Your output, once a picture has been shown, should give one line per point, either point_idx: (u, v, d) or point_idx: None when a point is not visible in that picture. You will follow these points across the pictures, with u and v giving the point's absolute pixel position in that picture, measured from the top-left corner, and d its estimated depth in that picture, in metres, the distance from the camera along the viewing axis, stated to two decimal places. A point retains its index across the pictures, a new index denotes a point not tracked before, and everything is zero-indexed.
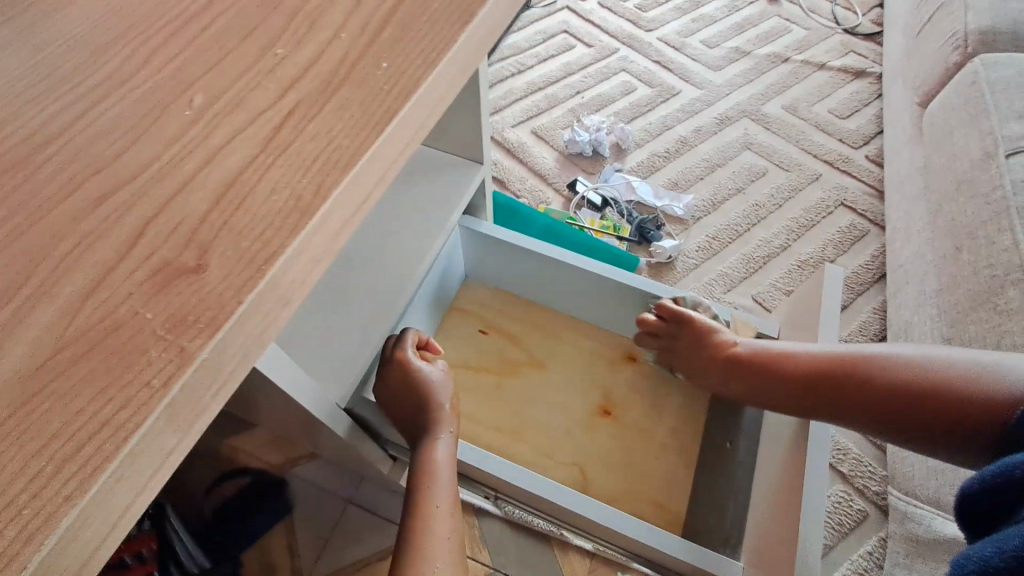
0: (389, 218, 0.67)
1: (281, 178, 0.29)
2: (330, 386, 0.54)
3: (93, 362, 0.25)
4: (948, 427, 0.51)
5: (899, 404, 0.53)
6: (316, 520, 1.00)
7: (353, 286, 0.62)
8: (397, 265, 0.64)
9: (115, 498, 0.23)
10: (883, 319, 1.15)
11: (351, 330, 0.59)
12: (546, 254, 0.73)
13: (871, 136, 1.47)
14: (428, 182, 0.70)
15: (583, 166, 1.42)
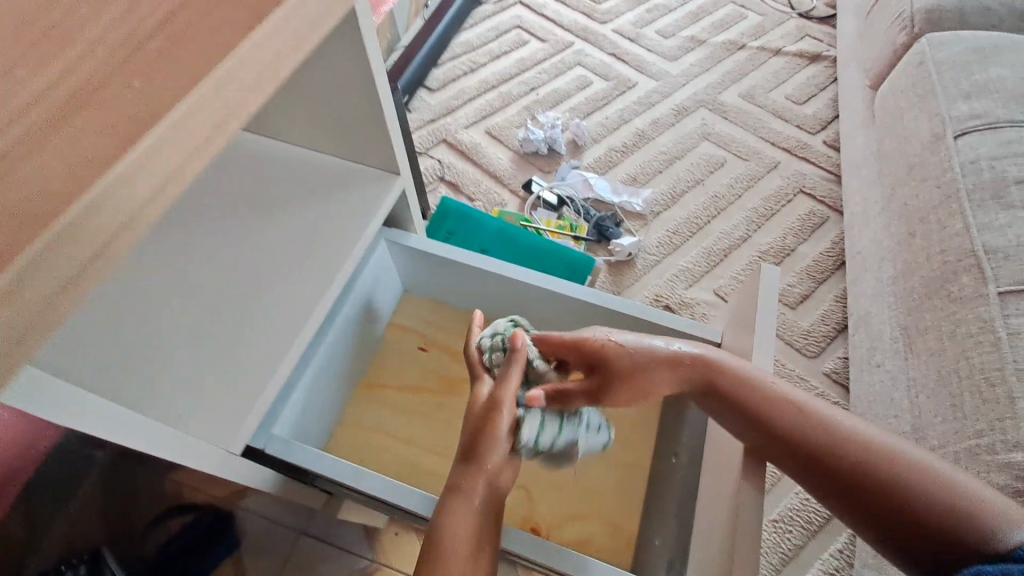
0: (294, 234, 0.60)
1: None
2: (215, 433, 0.47)
3: None
4: (899, 522, 0.47)
5: (873, 494, 0.48)
6: (269, 553, 0.97)
7: (243, 318, 0.55)
8: (302, 288, 0.57)
9: None
10: (845, 307, 1.13)
11: (244, 370, 0.51)
12: (480, 266, 0.69)
13: (828, 121, 1.46)
14: (341, 192, 0.63)
15: (538, 164, 1.38)
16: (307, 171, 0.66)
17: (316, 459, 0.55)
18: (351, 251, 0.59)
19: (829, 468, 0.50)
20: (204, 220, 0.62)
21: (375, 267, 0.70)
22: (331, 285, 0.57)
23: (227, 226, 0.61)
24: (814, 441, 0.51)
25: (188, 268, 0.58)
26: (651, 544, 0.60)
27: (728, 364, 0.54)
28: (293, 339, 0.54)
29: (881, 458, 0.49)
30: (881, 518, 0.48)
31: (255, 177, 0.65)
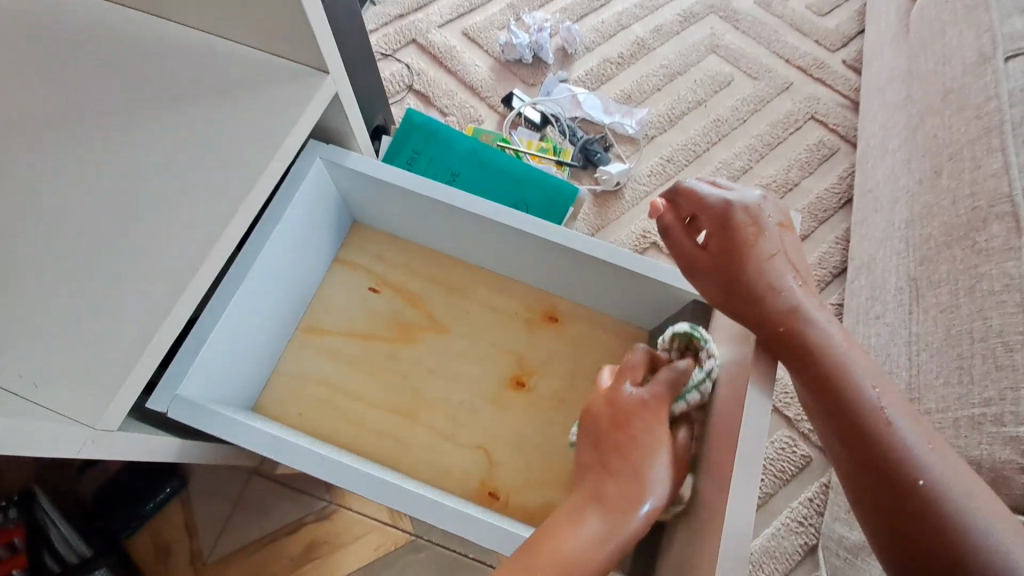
0: (185, 148, 0.47)
1: None
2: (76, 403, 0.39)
3: None
4: (905, 536, 0.44)
5: (899, 489, 0.44)
6: (215, 496, 0.88)
7: (116, 258, 0.43)
8: (192, 224, 0.44)
9: None
10: (845, 250, 1.04)
11: (114, 326, 0.41)
12: (439, 198, 0.57)
13: (851, 36, 1.28)
14: (247, 93, 0.49)
15: (521, 75, 1.21)
16: (202, 55, 0.50)
17: (230, 426, 0.46)
18: (259, 177, 0.46)
19: (867, 445, 0.45)
20: (63, 121, 0.47)
21: (311, 196, 0.57)
22: (230, 220, 0.45)
23: (94, 131, 0.47)
24: (877, 433, 0.44)
25: (42, 186, 0.45)
26: None
27: (814, 323, 0.46)
28: (177, 287, 0.42)
29: (932, 475, 0.44)
30: (895, 526, 0.44)
31: (130, 62, 0.49)
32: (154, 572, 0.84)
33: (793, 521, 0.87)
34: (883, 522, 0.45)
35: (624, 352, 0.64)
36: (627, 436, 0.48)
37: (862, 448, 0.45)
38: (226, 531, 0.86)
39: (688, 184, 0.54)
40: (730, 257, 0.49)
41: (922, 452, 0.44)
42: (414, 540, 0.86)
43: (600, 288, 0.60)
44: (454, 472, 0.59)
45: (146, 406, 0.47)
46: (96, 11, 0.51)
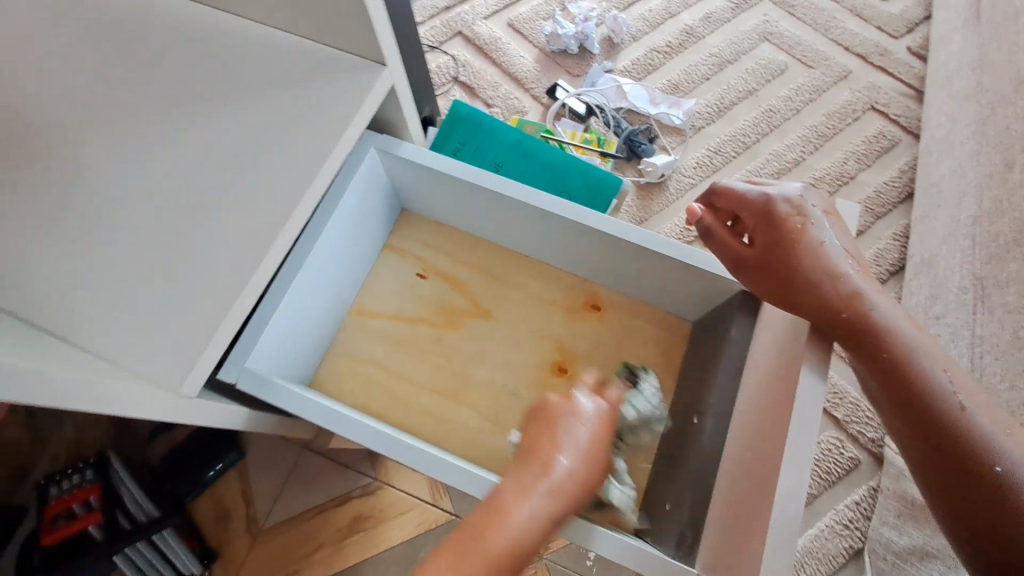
0: (252, 137, 0.49)
1: None
2: (161, 372, 0.42)
3: None
4: (981, 518, 0.45)
5: (975, 474, 0.44)
6: (270, 467, 0.93)
7: (191, 238, 0.46)
8: (259, 209, 0.47)
9: None
10: (902, 247, 0.99)
11: (192, 302, 0.44)
12: (488, 186, 0.58)
13: (917, 22, 1.21)
14: (310, 85, 0.51)
15: (566, 66, 1.20)
16: (268, 48, 0.52)
17: (292, 400, 0.49)
18: (322, 165, 0.49)
19: (939, 434, 0.45)
20: (140, 109, 0.50)
21: (365, 184, 0.60)
22: (295, 205, 0.47)
23: (169, 118, 0.50)
24: (949, 422, 0.44)
25: (124, 169, 0.48)
26: (660, 507, 0.54)
27: (878, 314, 0.46)
28: (248, 268, 0.46)
29: (996, 447, 0.44)
30: (969, 508, 0.45)
31: (199, 54, 0.52)
32: (215, 534, 0.90)
33: (838, 523, 0.85)
34: (958, 506, 0.46)
35: (666, 343, 0.64)
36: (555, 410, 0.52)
37: (923, 429, 0.45)
38: (279, 501, 0.92)
39: (724, 183, 0.53)
40: (778, 250, 0.48)
41: (997, 437, 0.44)
42: (453, 519, 0.89)
43: (644, 277, 0.60)
44: (496, 454, 0.60)
45: (216, 377, 0.50)
46: (168, 4, 0.54)
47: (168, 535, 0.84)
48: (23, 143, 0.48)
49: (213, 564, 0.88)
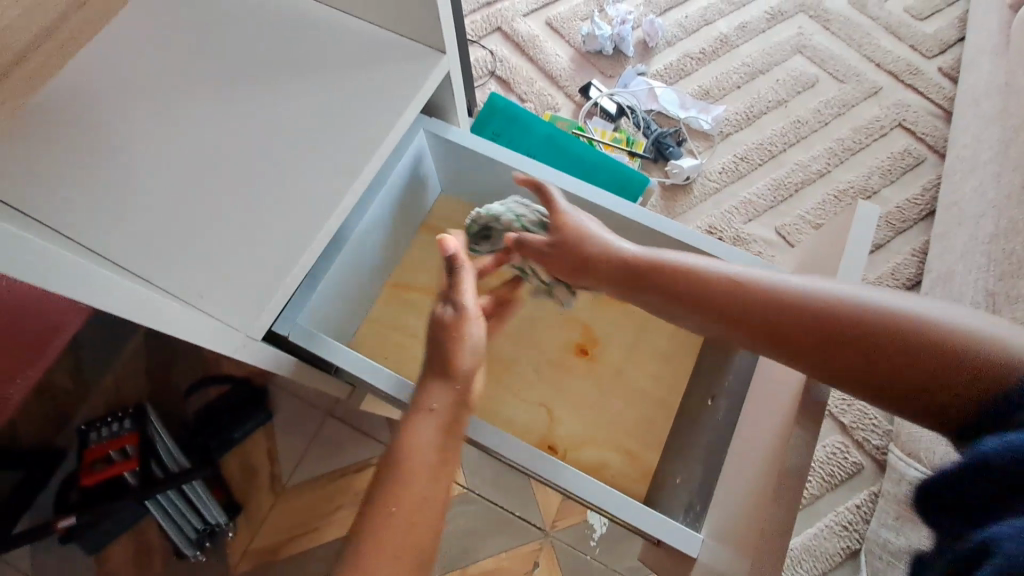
0: (319, 112, 0.54)
1: None
2: (234, 318, 0.47)
3: None
4: (924, 398, 0.42)
5: (867, 354, 0.44)
6: (296, 430, 0.98)
7: (264, 198, 0.51)
8: (323, 176, 0.52)
9: None
10: (920, 262, 1.02)
11: (264, 255, 0.49)
12: (527, 170, 0.62)
13: (949, 44, 1.22)
14: (374, 68, 0.56)
15: (600, 67, 1.24)
16: (340, 32, 0.57)
17: (340, 354, 0.54)
18: (382, 140, 0.53)
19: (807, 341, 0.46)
20: (215, 76, 0.54)
21: (412, 161, 0.64)
22: (357, 174, 0.52)
23: (245, 86, 0.54)
24: (802, 324, 0.46)
25: (205, 129, 0.52)
26: (672, 481, 0.58)
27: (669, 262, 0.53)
28: (314, 230, 0.50)
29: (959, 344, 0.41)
30: (907, 394, 0.43)
31: (272, 32, 0.57)
32: (241, 489, 0.95)
33: (837, 524, 0.87)
34: (900, 396, 0.43)
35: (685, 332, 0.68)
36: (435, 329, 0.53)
37: (862, 362, 0.44)
38: (302, 462, 0.96)
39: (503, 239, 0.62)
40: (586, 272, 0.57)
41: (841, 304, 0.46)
42: (466, 493, 0.92)
43: None
44: (519, 423, 0.65)
45: (273, 329, 0.55)
46: None
47: (197, 485, 0.89)
48: (115, 100, 0.52)
49: (237, 516, 0.93)
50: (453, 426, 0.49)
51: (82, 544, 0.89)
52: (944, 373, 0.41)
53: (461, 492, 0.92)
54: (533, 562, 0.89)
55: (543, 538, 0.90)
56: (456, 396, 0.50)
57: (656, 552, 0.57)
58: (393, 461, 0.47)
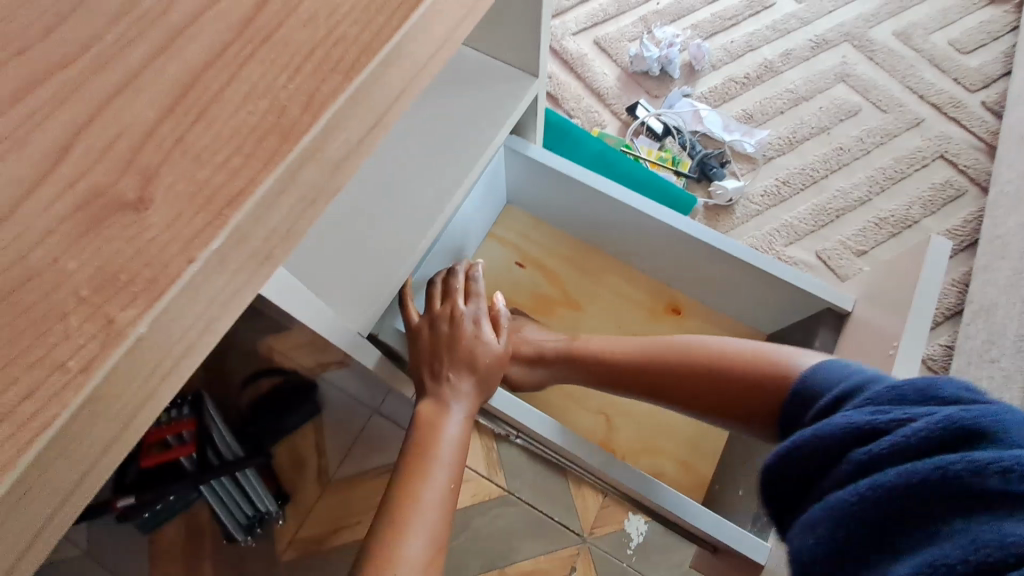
0: (435, 131, 0.62)
1: (258, 78, 0.25)
2: (349, 312, 0.51)
3: (13, 375, 0.20)
4: (757, 414, 0.52)
5: (703, 386, 0.56)
6: (345, 425, 1.02)
7: (382, 208, 0.58)
8: (433, 186, 0.59)
9: (59, 471, 0.22)
10: (961, 292, 1.03)
11: (385, 253, 0.55)
12: (592, 184, 0.65)
13: (994, 78, 1.25)
14: (479, 91, 0.63)
15: (647, 87, 1.27)
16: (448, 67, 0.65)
17: None
18: (483, 153, 0.60)
19: (665, 386, 0.58)
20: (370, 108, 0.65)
21: (496, 176, 0.70)
22: (461, 183, 0.58)
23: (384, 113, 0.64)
24: (655, 370, 0.59)
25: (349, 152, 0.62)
26: (732, 492, 0.62)
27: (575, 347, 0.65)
28: (424, 229, 0.57)
29: (770, 362, 0.52)
30: (747, 414, 0.53)
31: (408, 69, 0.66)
32: (290, 480, 0.99)
33: None
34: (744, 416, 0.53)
35: None
36: (458, 347, 0.55)
37: (699, 388, 0.56)
38: (349, 456, 1.00)
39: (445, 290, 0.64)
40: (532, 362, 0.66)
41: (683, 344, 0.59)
42: (506, 496, 0.95)
43: (727, 284, 0.67)
44: (579, 429, 0.69)
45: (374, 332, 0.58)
46: None
47: (250, 474, 0.94)
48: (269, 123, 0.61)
49: (285, 504, 0.97)
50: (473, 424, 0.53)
51: (139, 522, 0.92)
52: (755, 393, 0.52)
53: (500, 494, 0.95)
54: (570, 566, 0.91)
55: (580, 543, 0.92)
56: (477, 382, 0.54)
57: (711, 558, 0.60)
58: (419, 449, 0.50)
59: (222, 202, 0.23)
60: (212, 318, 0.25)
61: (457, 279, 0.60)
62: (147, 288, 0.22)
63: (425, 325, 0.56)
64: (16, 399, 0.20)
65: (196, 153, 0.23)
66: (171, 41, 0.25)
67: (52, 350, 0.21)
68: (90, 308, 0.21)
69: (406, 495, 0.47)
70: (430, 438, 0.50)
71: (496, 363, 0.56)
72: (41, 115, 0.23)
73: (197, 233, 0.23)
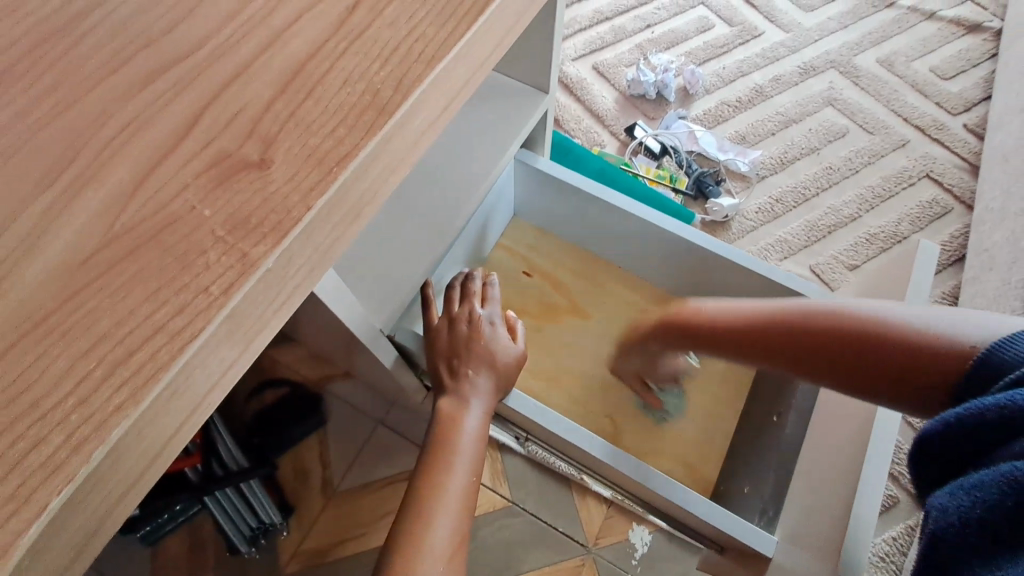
0: (454, 143, 0.65)
1: (354, 67, 0.31)
2: (373, 311, 0.54)
3: (166, 296, 0.26)
4: (909, 379, 0.43)
5: (834, 346, 0.47)
6: (348, 437, 1.02)
7: (404, 213, 0.61)
8: (452, 197, 0.62)
9: (198, 380, 0.27)
10: (952, 305, 1.08)
11: (408, 258, 0.58)
12: (600, 196, 0.68)
13: (975, 102, 1.31)
14: (495, 107, 0.67)
15: (643, 110, 1.32)
16: None
17: None
18: (498, 164, 0.63)
19: (782, 347, 0.51)
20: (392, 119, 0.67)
21: (505, 187, 0.73)
22: (477, 193, 0.62)
23: None
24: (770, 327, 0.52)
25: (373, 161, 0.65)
26: (738, 490, 0.64)
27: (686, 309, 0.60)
28: (441, 233, 0.60)
29: (929, 332, 0.43)
30: (896, 381, 0.44)
31: None
32: (293, 490, 0.98)
33: (875, 556, 0.89)
34: (890, 385, 0.45)
35: None
36: (474, 346, 0.57)
37: (823, 349, 0.48)
38: (354, 467, 1.00)
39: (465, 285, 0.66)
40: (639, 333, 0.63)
41: (812, 303, 0.51)
42: (511, 506, 0.95)
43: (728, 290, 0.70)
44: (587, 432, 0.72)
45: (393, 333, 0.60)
46: None
47: (254, 485, 0.94)
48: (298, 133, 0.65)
49: (290, 516, 0.96)
50: (492, 421, 0.55)
51: (139, 534, 0.92)
52: (905, 356, 0.44)
53: (505, 505, 0.95)
54: None
55: (584, 554, 0.92)
56: (496, 380, 0.56)
57: (719, 557, 0.61)
58: (442, 445, 0.52)
59: (335, 159, 0.29)
60: (314, 265, 0.31)
61: (473, 283, 0.63)
62: (274, 230, 0.28)
63: (443, 326, 0.58)
64: (171, 314, 0.26)
65: (308, 124, 0.29)
66: (274, 41, 0.31)
67: (199, 276, 0.26)
68: (226, 245, 0.27)
69: (431, 488, 0.49)
70: (452, 432, 0.52)
71: (513, 362, 0.58)
72: (181, 100, 0.29)
73: (314, 185, 0.28)
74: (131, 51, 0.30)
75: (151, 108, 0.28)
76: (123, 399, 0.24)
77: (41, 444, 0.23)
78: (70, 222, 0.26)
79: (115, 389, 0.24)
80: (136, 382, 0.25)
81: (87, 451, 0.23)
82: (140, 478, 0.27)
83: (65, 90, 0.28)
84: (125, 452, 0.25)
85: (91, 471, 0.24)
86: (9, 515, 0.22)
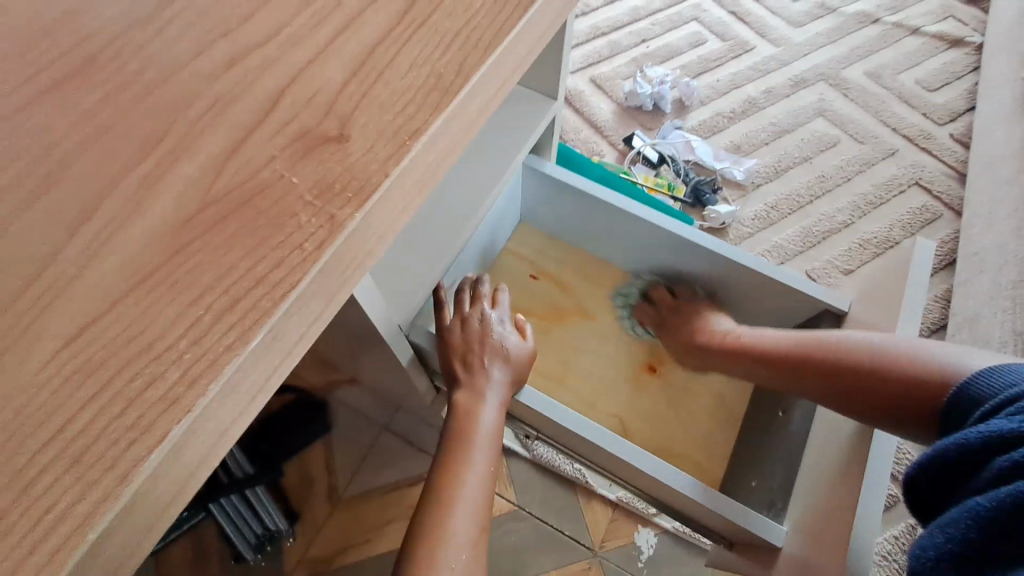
0: (474, 148, 0.67)
1: (415, 55, 0.35)
2: (393, 309, 0.55)
3: (268, 250, 0.30)
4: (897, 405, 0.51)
5: (837, 375, 0.55)
6: (353, 440, 1.02)
7: (421, 217, 0.63)
8: (469, 198, 0.64)
9: (296, 325, 0.31)
10: (945, 307, 1.10)
11: (428, 259, 0.60)
12: (606, 199, 0.70)
13: (960, 113, 1.35)
14: (511, 113, 0.69)
15: (640, 120, 1.35)
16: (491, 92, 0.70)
17: None
18: (509, 168, 0.65)
19: (795, 369, 0.59)
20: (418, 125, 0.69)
21: (513, 192, 0.75)
22: (490, 196, 0.64)
23: None
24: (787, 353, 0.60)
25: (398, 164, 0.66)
26: (746, 483, 0.66)
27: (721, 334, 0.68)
28: (460, 234, 0.62)
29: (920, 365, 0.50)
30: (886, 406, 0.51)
31: None
32: (297, 494, 0.99)
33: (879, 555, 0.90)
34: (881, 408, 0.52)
35: None
36: (484, 345, 0.58)
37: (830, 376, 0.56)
38: (359, 472, 1.01)
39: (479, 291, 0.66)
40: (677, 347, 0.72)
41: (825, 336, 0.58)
42: (516, 510, 0.95)
43: (737, 290, 0.71)
44: None
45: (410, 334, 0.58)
46: None
47: (258, 491, 0.95)
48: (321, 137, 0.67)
49: (296, 524, 0.98)
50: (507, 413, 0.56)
51: None
52: (898, 386, 0.51)
53: (510, 510, 0.95)
54: None
55: (591, 557, 0.93)
56: (511, 377, 0.58)
57: (729, 554, 0.62)
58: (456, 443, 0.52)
59: (407, 133, 0.34)
60: (385, 232, 0.35)
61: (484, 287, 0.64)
62: (356, 195, 0.32)
63: (456, 325, 0.60)
64: (270, 267, 0.30)
65: (381, 103, 0.34)
66: (341, 31, 0.36)
67: (292, 235, 0.30)
68: (315, 208, 0.31)
69: (450, 482, 0.50)
70: (468, 426, 0.53)
71: (526, 363, 0.60)
72: (273, 81, 0.34)
73: (389, 156, 0.33)
74: (220, 45, 0.34)
75: (236, 82, 0.33)
76: (236, 336, 0.28)
77: (153, 385, 0.27)
78: (164, 188, 0.31)
79: (226, 328, 0.28)
80: (248, 322, 0.29)
81: (209, 378, 0.27)
82: (234, 422, 0.30)
83: (163, 67, 0.33)
84: (237, 385, 0.29)
85: (208, 401, 0.28)
86: (125, 447, 0.26)
